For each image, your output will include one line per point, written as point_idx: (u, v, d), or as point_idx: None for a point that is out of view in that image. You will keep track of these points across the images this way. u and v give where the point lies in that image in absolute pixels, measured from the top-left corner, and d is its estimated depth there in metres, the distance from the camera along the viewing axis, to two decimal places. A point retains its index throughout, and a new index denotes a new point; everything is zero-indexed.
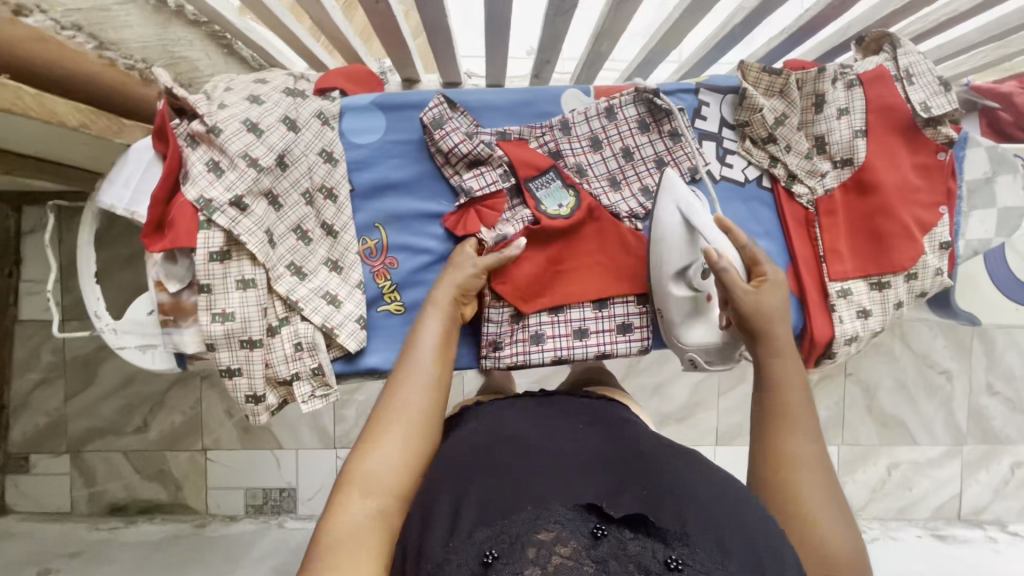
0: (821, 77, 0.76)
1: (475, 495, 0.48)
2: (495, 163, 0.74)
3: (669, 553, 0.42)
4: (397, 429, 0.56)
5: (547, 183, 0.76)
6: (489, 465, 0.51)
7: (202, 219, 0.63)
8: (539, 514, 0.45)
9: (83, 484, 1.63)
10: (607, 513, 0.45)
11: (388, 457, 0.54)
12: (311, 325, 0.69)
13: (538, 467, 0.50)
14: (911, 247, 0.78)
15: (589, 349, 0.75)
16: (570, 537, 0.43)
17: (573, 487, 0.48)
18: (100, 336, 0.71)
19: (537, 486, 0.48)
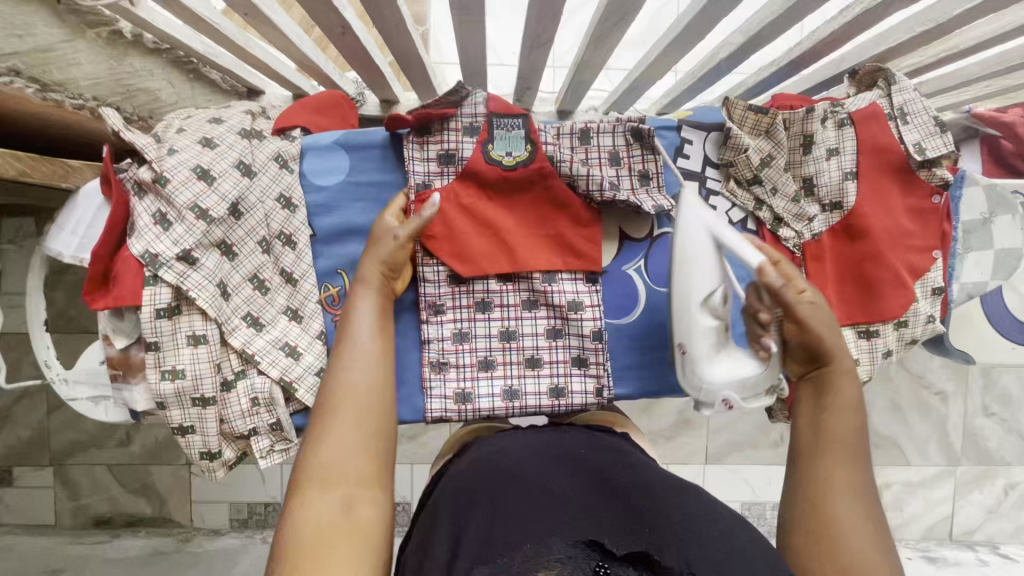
0: (810, 117, 0.72)
1: (476, 532, 0.51)
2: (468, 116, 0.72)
3: None
4: (341, 418, 0.54)
5: (508, 125, 0.71)
6: (496, 504, 0.54)
7: (148, 274, 0.59)
8: (539, 551, 0.48)
9: (67, 497, 1.62)
10: (608, 551, 0.48)
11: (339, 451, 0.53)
12: (268, 379, 0.66)
13: (538, 502, 0.53)
14: (902, 295, 0.75)
15: (541, 380, 0.73)
16: (572, 573, 0.46)
17: (568, 522, 0.51)
18: (51, 386, 0.69)
19: (537, 520, 0.51)
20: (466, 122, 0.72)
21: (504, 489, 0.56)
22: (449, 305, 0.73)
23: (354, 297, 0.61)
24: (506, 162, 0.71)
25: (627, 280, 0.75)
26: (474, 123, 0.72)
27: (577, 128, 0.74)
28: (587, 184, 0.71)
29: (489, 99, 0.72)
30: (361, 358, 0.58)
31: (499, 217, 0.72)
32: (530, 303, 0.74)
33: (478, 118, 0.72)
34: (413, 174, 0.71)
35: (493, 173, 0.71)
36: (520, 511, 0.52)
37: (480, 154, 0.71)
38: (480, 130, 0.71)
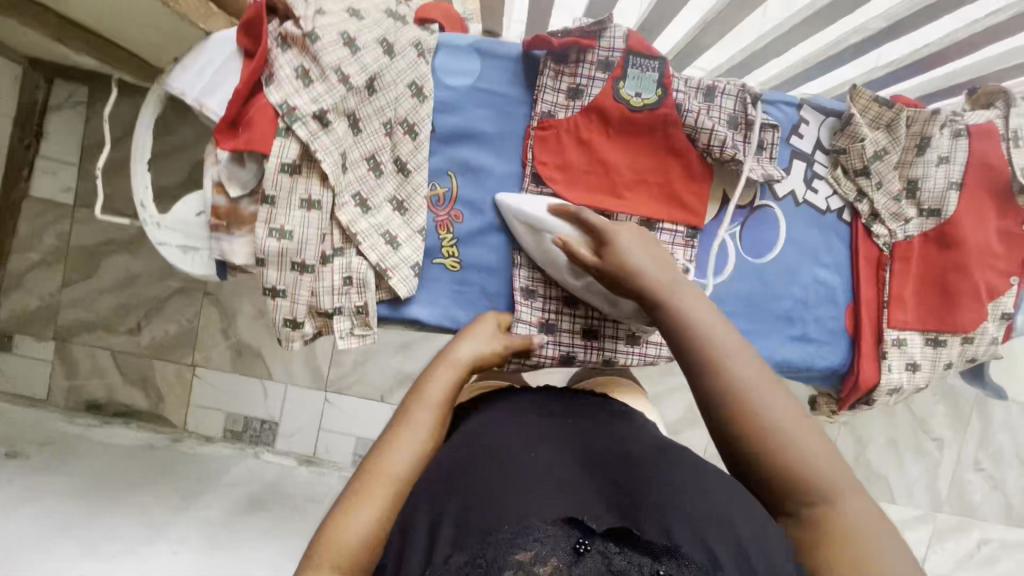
0: (933, 119, 0.73)
1: (452, 517, 0.43)
2: (605, 47, 0.69)
3: (657, 568, 0.39)
4: (377, 491, 0.47)
5: (644, 66, 0.69)
6: (463, 480, 0.46)
7: (282, 125, 0.59)
8: (517, 532, 0.40)
9: (63, 374, 1.54)
10: (589, 527, 0.41)
11: (364, 524, 0.45)
12: (366, 262, 0.66)
13: (504, 473, 0.46)
14: (977, 311, 0.76)
15: (619, 326, 0.73)
16: (551, 555, 0.39)
17: (531, 492, 0.44)
18: (143, 228, 0.67)
19: (508, 495, 0.43)
20: (602, 55, 0.69)
21: (473, 463, 0.48)
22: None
23: (432, 377, 0.58)
24: (634, 106, 0.70)
25: (719, 243, 0.76)
26: (608, 56, 0.69)
27: (703, 84, 0.73)
28: (707, 139, 0.70)
29: (629, 33, 0.69)
30: (413, 441, 0.52)
31: (612, 159, 0.72)
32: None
33: (614, 52, 0.69)
34: (540, 102, 0.71)
35: (617, 114, 0.70)
36: (484, 486, 0.45)
37: (608, 91, 0.69)
38: (616, 66, 0.69)
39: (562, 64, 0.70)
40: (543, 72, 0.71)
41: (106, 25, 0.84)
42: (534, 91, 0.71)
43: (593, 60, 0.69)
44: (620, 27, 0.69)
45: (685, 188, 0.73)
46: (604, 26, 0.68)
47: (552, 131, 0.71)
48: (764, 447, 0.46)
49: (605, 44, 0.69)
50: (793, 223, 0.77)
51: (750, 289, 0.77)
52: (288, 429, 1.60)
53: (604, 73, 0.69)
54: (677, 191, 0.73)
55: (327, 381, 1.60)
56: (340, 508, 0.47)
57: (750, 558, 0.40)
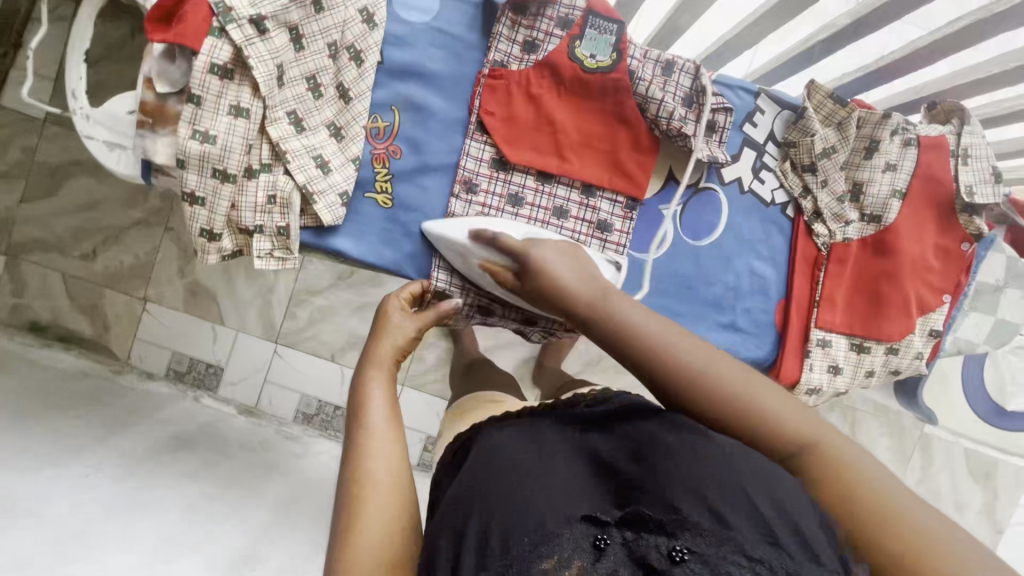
0: (883, 123, 0.73)
1: (470, 533, 0.40)
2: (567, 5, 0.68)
3: (675, 544, 0.35)
4: (369, 506, 0.45)
5: (602, 28, 0.68)
6: (481, 479, 0.43)
7: (216, 25, 0.58)
8: (539, 542, 0.37)
9: (10, 291, 1.50)
10: (606, 519, 0.38)
11: (375, 539, 0.44)
12: (292, 182, 0.64)
13: (504, 477, 0.42)
14: (904, 321, 0.77)
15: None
16: (574, 560, 0.36)
17: (541, 490, 0.40)
18: (70, 118, 0.66)
19: (519, 499, 0.40)
20: (562, 13, 0.68)
21: (479, 469, 0.44)
22: (484, 187, 0.72)
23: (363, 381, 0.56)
24: (587, 66, 0.68)
25: (659, 219, 0.76)
26: (568, 14, 0.68)
27: (663, 57, 0.72)
28: (656, 110, 0.70)
29: None
30: (381, 438, 0.50)
31: (560, 118, 0.70)
32: (560, 212, 0.73)
33: (574, 11, 0.68)
34: (493, 50, 0.70)
35: (569, 71, 0.68)
36: (493, 493, 0.41)
37: (563, 47, 0.68)
38: (574, 24, 0.68)
39: (521, 15, 0.69)
40: (500, 21, 0.69)
41: None
42: (490, 39, 0.70)
43: (553, 15, 0.68)
44: None
45: (629, 160, 0.73)
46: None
47: (503, 81, 0.69)
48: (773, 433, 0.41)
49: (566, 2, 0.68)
50: (735, 210, 0.77)
51: (683, 270, 0.77)
52: (233, 377, 1.57)
53: (562, 30, 0.68)
54: (621, 161, 0.73)
55: (278, 333, 1.58)
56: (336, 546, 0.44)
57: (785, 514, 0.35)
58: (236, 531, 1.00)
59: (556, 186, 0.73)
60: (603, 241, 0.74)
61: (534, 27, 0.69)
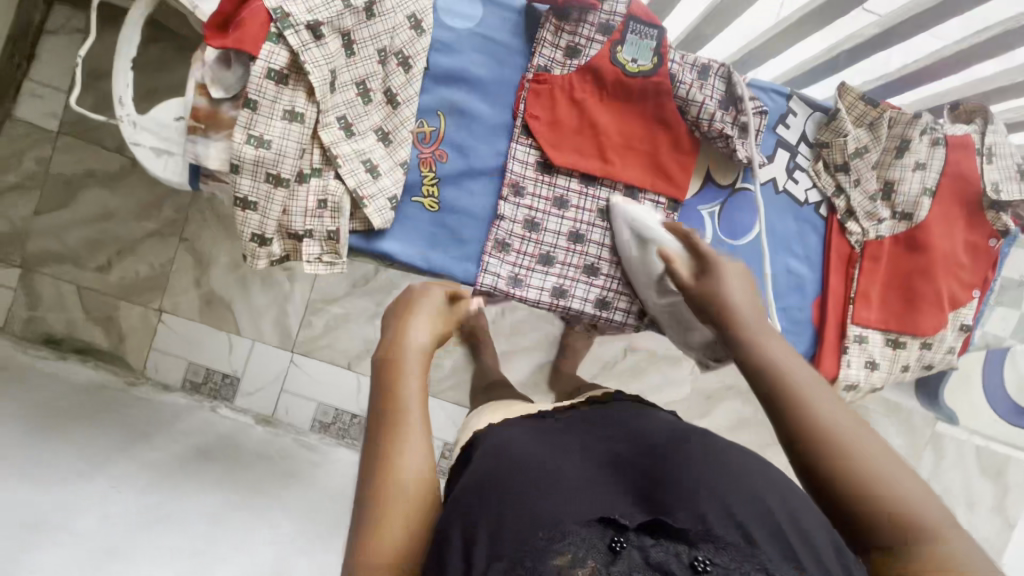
0: (914, 123, 0.75)
1: (487, 520, 0.40)
2: (609, 11, 0.70)
3: (695, 554, 0.37)
4: (397, 498, 0.43)
5: (642, 33, 0.70)
6: (496, 485, 0.43)
7: (273, 30, 0.58)
8: (552, 537, 0.38)
9: (23, 304, 1.49)
10: (620, 523, 0.40)
11: (393, 538, 0.41)
12: (342, 186, 0.65)
13: (528, 479, 0.43)
14: (937, 317, 0.78)
15: (591, 290, 0.75)
16: (587, 557, 0.37)
17: (562, 496, 0.41)
18: (117, 125, 0.66)
19: (540, 499, 0.41)
20: (604, 18, 0.70)
21: (501, 466, 0.45)
22: (530, 190, 0.73)
23: (391, 355, 0.50)
24: (628, 71, 0.70)
25: (698, 220, 0.77)
26: (608, 20, 0.70)
27: (699, 61, 0.73)
28: (697, 112, 0.72)
29: (632, 0, 0.70)
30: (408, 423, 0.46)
31: (604, 123, 0.72)
32: (603, 214, 0.74)
33: (615, 16, 0.70)
34: (537, 56, 0.71)
35: (612, 76, 0.70)
36: (516, 490, 0.42)
37: (605, 53, 0.70)
38: (615, 30, 0.70)
39: (563, 21, 0.70)
40: (543, 27, 0.71)
41: None
42: (533, 45, 0.72)
43: (594, 21, 0.70)
44: None
45: (669, 162, 0.74)
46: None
47: (547, 86, 0.71)
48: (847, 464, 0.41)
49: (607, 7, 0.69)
50: (771, 210, 0.79)
51: None
52: (250, 387, 1.56)
53: (605, 36, 0.70)
54: (661, 163, 0.74)
55: (294, 342, 1.57)
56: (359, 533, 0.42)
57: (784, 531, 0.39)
58: (267, 539, 0.99)
59: (599, 188, 0.74)
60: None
61: (577, 34, 0.70)
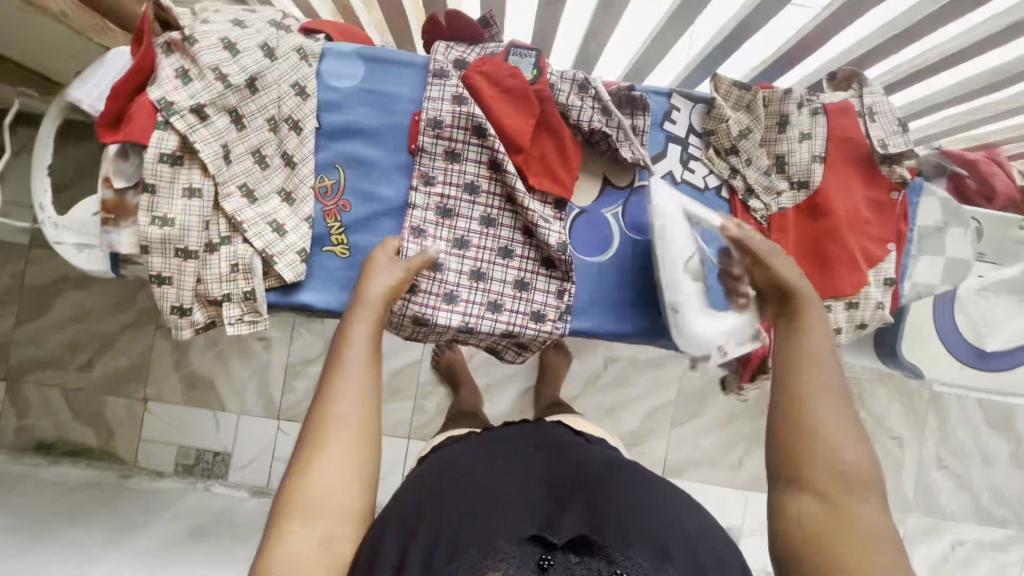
0: (787, 98, 0.79)
1: (426, 542, 0.49)
2: (490, 48, 0.78)
3: (614, 569, 0.45)
4: (334, 440, 0.52)
5: (522, 53, 0.76)
6: (442, 499, 0.53)
7: (160, 119, 0.64)
8: (484, 553, 0.46)
9: (13, 414, 1.53)
10: (550, 543, 0.47)
11: (330, 473, 0.50)
12: (251, 248, 0.69)
13: (467, 502, 0.52)
14: (854, 275, 0.80)
15: (497, 325, 0.75)
16: (515, 572, 0.45)
17: (498, 515, 0.50)
18: (40, 229, 0.71)
19: (478, 521, 0.50)
20: (488, 48, 0.77)
21: (446, 490, 0.54)
22: (431, 232, 0.75)
23: (348, 323, 0.59)
24: (512, 86, 0.74)
25: (604, 223, 0.80)
26: (492, 48, 0.77)
27: (578, 77, 0.77)
28: (577, 115, 0.77)
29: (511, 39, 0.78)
30: (354, 394, 0.54)
31: (508, 115, 0.74)
32: (505, 252, 0.77)
33: (498, 47, 0.77)
34: (426, 103, 0.75)
35: (504, 75, 0.74)
36: (458, 515, 0.51)
37: (490, 73, 0.74)
38: (497, 55, 0.76)
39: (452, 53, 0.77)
40: (435, 47, 0.78)
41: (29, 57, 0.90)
42: (423, 93, 0.77)
43: (476, 54, 0.77)
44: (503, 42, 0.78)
45: (561, 167, 0.77)
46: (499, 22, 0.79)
47: (468, 79, 0.74)
48: (824, 448, 0.51)
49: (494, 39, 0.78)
50: None
51: (637, 265, 0.80)
52: (242, 460, 1.57)
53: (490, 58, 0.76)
54: (554, 170, 0.77)
55: (278, 408, 1.59)
56: (300, 466, 0.50)
57: (700, 561, 0.48)
58: None
59: (499, 228, 0.77)
60: (548, 277, 0.77)
61: (460, 62, 0.76)
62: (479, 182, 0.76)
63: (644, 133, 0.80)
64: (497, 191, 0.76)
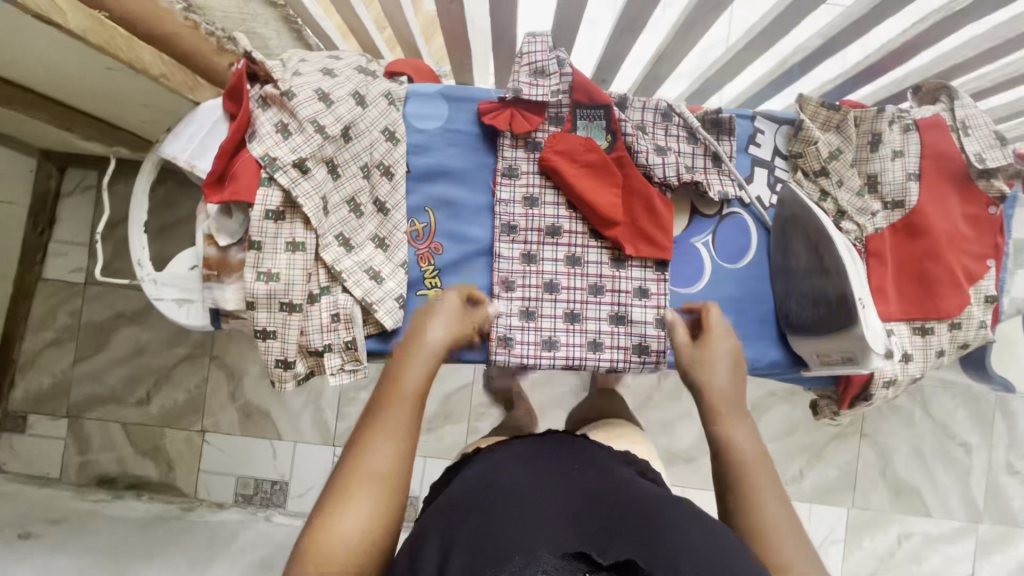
0: (880, 116, 0.77)
1: (464, 545, 0.44)
2: (559, 80, 0.74)
3: None
4: (364, 485, 0.50)
5: (590, 117, 0.74)
6: (477, 508, 0.48)
7: (264, 175, 0.64)
8: (527, 563, 0.42)
9: (76, 451, 1.55)
10: (595, 561, 0.42)
11: (354, 521, 0.48)
12: (352, 297, 0.68)
13: (509, 510, 0.47)
14: (957, 295, 0.77)
15: (601, 364, 0.74)
16: None
17: (532, 527, 0.45)
18: (139, 285, 0.71)
19: (521, 528, 0.45)
20: (555, 90, 0.74)
21: (480, 499, 0.49)
22: (519, 283, 0.75)
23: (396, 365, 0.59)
24: (585, 148, 0.74)
25: (694, 252, 0.79)
26: (554, 110, 0.75)
27: (661, 106, 0.77)
28: (661, 173, 0.74)
29: (574, 74, 0.74)
30: (391, 434, 0.53)
31: (590, 189, 0.73)
32: (595, 288, 0.75)
33: (562, 108, 0.75)
34: (501, 157, 0.76)
35: (576, 150, 0.74)
36: (494, 523, 0.46)
37: (563, 134, 0.74)
38: (566, 121, 0.75)
39: (526, 78, 0.74)
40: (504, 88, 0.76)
41: (94, 95, 0.91)
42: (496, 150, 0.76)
43: (546, 88, 0.74)
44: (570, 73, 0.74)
45: (655, 227, 0.75)
46: (551, 60, 0.75)
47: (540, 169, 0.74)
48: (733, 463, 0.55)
49: (552, 93, 0.74)
50: (763, 229, 0.80)
51: (732, 294, 0.79)
52: (300, 488, 1.57)
53: (563, 102, 0.75)
54: (648, 233, 0.75)
55: (333, 436, 1.59)
56: (328, 504, 0.49)
57: None
58: None
59: (586, 265, 0.76)
60: (643, 306, 0.75)
61: (534, 95, 0.73)
62: (557, 279, 0.75)
63: (731, 158, 0.79)
64: (580, 228, 0.76)
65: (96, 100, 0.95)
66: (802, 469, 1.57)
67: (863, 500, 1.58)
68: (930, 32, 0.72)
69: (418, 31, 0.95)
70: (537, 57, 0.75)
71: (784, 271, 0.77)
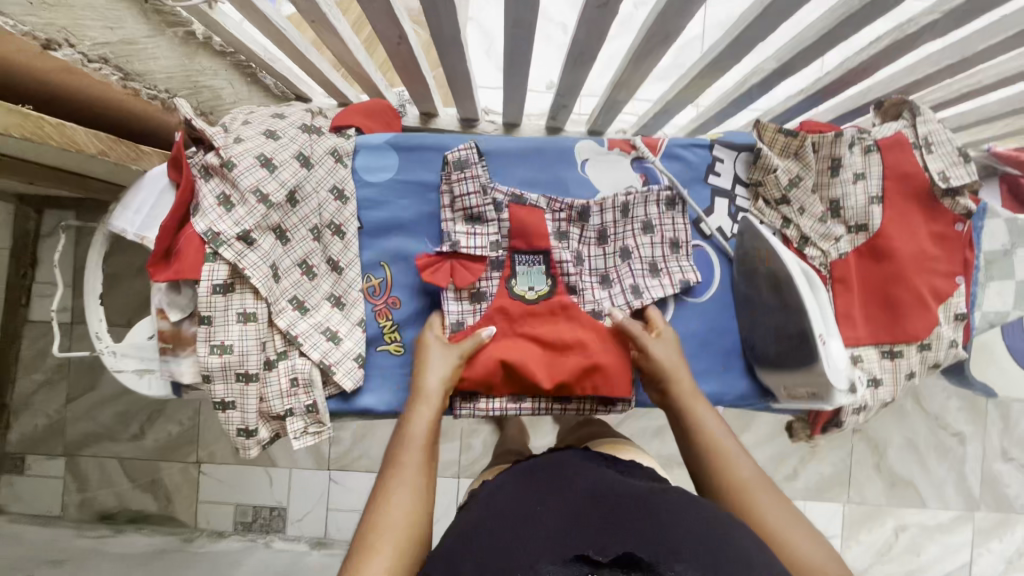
0: (838, 141, 0.75)
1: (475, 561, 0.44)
2: (495, 224, 0.73)
3: None
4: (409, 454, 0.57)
5: (530, 262, 0.73)
6: (484, 530, 0.48)
7: (208, 250, 0.63)
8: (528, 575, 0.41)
9: (75, 488, 1.55)
10: (596, 559, 0.42)
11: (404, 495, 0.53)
12: (309, 361, 0.68)
13: (510, 529, 0.47)
14: (925, 317, 0.76)
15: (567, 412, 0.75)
16: None
17: (538, 537, 0.45)
18: (99, 358, 0.71)
19: (523, 541, 0.45)
20: (492, 236, 0.73)
21: (492, 519, 0.49)
22: None
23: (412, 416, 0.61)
24: (525, 298, 0.72)
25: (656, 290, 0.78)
26: (493, 258, 0.73)
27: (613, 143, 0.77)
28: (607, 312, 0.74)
29: (512, 214, 0.73)
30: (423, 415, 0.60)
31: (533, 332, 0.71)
32: None
33: (503, 253, 0.73)
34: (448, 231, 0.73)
35: (518, 307, 0.72)
36: (498, 540, 0.46)
37: (503, 284, 0.72)
38: (505, 266, 0.73)
39: (462, 226, 0.73)
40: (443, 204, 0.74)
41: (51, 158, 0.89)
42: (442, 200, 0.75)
43: (484, 237, 0.73)
44: (510, 194, 0.74)
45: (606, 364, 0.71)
46: (487, 206, 0.73)
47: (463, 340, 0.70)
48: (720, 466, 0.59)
49: (490, 244, 0.73)
50: (726, 260, 0.79)
51: (697, 329, 0.78)
52: (298, 514, 1.57)
53: (500, 252, 0.73)
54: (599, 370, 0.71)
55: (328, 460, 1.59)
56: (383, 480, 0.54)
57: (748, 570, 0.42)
58: None
59: None
60: None
61: (472, 248, 0.72)
62: None
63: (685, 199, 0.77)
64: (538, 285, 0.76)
65: (61, 162, 0.93)
66: (796, 467, 1.57)
67: (859, 495, 1.58)
68: (884, 54, 0.71)
69: (373, 69, 0.94)
70: (471, 200, 0.73)
71: (748, 303, 0.76)
